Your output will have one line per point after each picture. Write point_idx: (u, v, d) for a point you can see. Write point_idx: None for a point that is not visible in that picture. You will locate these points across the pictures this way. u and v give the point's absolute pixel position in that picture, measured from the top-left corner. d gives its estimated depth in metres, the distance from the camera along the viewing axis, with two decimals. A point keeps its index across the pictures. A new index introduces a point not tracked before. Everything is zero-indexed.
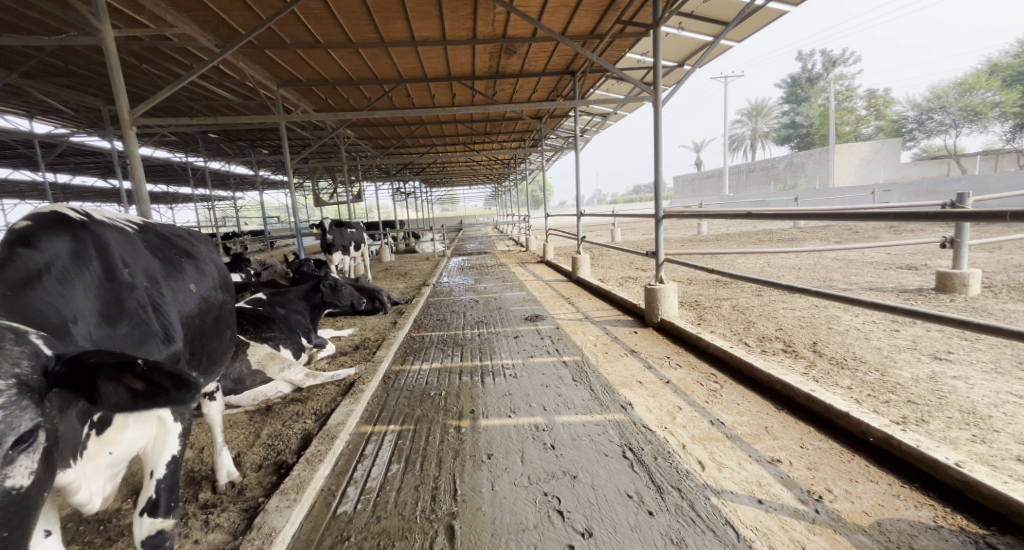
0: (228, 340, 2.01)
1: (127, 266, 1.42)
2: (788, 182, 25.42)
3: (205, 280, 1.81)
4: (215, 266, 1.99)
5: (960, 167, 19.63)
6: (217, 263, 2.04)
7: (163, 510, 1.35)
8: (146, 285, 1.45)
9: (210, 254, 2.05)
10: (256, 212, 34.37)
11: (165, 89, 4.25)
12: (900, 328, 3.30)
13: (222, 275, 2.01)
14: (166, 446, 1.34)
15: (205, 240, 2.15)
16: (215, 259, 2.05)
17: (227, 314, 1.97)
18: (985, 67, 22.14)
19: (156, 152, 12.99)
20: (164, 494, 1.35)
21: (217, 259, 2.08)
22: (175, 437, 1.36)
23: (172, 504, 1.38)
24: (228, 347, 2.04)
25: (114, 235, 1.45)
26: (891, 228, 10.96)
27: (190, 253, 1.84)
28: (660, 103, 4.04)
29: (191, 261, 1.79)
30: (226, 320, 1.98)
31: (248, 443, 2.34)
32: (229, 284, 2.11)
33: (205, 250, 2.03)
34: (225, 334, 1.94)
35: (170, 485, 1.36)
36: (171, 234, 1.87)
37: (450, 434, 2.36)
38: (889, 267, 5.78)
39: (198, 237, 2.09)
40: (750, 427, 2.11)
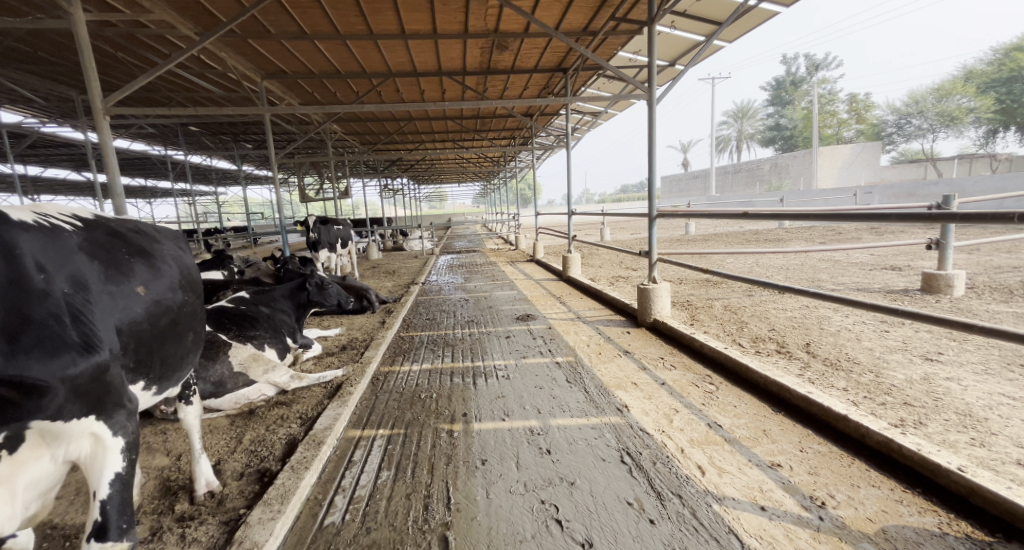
0: (191, 344, 1.72)
1: (41, 270, 1.15)
2: (772, 183, 25.86)
3: (163, 281, 1.52)
4: (181, 265, 1.69)
5: (937, 170, 20.17)
6: (186, 262, 1.74)
7: (114, 535, 1.19)
8: (67, 294, 1.17)
9: (179, 252, 1.75)
10: (238, 207, 33.63)
11: (140, 77, 4.05)
12: (890, 328, 3.33)
13: (188, 275, 1.71)
14: (106, 462, 1.20)
15: (176, 236, 1.84)
16: (185, 258, 1.76)
17: (190, 318, 1.68)
18: (961, 73, 22.77)
19: (134, 144, 12.58)
20: (114, 515, 1.20)
21: (187, 258, 1.79)
22: (118, 452, 1.22)
23: (126, 524, 1.22)
24: (192, 352, 1.75)
25: (28, 233, 1.15)
26: (873, 229, 11.20)
27: (148, 249, 1.55)
28: (654, 101, 4.00)
29: (146, 259, 1.49)
30: (189, 323, 1.68)
31: (229, 450, 2.22)
32: (199, 285, 1.81)
33: (173, 246, 1.73)
34: (187, 339, 1.66)
35: (121, 503, 1.21)
36: (129, 231, 1.57)
37: (442, 439, 2.28)
38: (874, 268, 5.87)
39: (166, 232, 1.79)
40: (748, 430, 2.08)
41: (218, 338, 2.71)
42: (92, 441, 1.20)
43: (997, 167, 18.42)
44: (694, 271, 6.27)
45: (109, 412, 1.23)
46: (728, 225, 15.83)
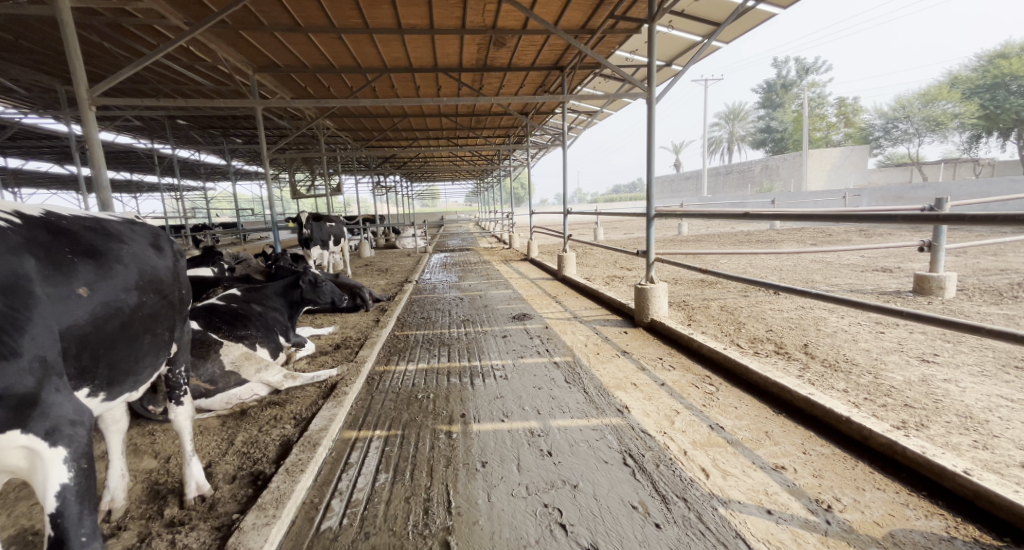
0: (150, 346, 1.59)
1: None
2: (763, 184, 26.15)
3: (115, 283, 1.38)
4: (145, 264, 1.55)
5: (922, 174, 20.55)
6: (153, 261, 1.61)
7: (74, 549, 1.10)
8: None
9: (148, 250, 1.62)
10: (227, 203, 33.11)
11: (128, 67, 3.93)
12: (885, 329, 3.35)
13: (152, 274, 1.58)
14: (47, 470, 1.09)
15: (150, 233, 1.71)
16: (152, 257, 1.62)
17: (149, 319, 1.55)
18: (946, 79, 23.21)
19: (119, 137, 12.30)
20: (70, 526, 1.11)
21: (156, 257, 1.65)
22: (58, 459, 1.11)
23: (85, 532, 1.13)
24: (152, 355, 1.62)
25: None
26: (861, 231, 11.37)
27: (105, 247, 1.41)
28: (654, 101, 3.98)
29: (99, 258, 1.36)
30: (148, 324, 1.55)
31: (220, 452, 2.15)
32: (167, 285, 1.68)
33: (141, 244, 1.60)
34: (142, 342, 1.53)
35: (75, 510, 1.12)
36: (87, 227, 1.43)
37: (440, 441, 2.23)
38: (866, 269, 5.94)
39: (137, 229, 1.65)
40: (750, 432, 2.06)
41: (209, 336, 2.63)
42: (27, 453, 1.09)
43: (980, 172, 18.82)
44: (688, 271, 6.29)
45: (44, 418, 1.11)
46: (719, 226, 15.96)
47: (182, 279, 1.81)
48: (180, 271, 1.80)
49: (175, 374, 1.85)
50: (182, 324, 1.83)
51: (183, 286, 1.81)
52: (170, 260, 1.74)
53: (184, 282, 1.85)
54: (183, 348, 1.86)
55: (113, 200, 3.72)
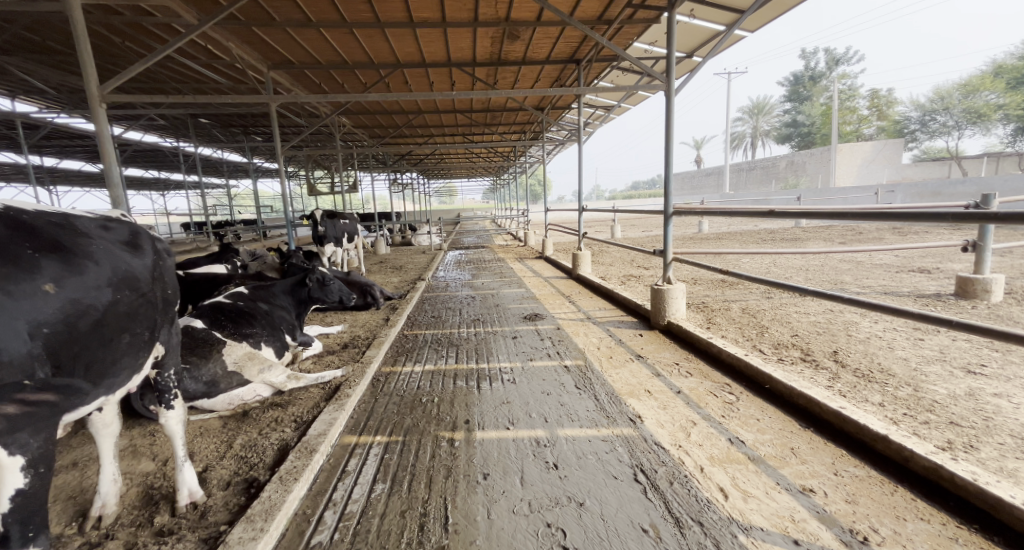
0: (129, 347, 1.54)
1: None
2: (789, 180, 25.22)
3: (80, 282, 1.33)
4: (118, 262, 1.50)
5: (961, 169, 19.49)
6: (128, 259, 1.56)
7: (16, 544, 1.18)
8: None
9: (122, 248, 1.56)
10: (249, 200, 33.85)
11: (141, 63, 3.93)
12: (924, 336, 3.10)
13: (127, 272, 1.53)
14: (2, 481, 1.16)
15: (128, 231, 1.65)
16: (127, 255, 1.57)
17: (126, 318, 1.50)
18: (989, 68, 21.93)
19: (146, 136, 12.62)
20: (17, 525, 1.19)
21: (132, 257, 1.59)
22: (14, 473, 1.18)
23: (31, 535, 1.21)
24: (132, 356, 1.57)
25: None
26: (894, 229, 10.83)
27: (72, 244, 1.37)
28: (672, 92, 3.79)
29: (62, 256, 1.31)
30: (125, 324, 1.51)
31: (218, 455, 2.11)
32: (146, 284, 1.63)
33: (114, 242, 1.55)
34: (120, 342, 1.49)
35: (24, 518, 1.20)
36: (50, 222, 1.37)
37: (441, 449, 2.14)
38: (900, 270, 5.60)
39: (112, 227, 1.59)
40: (775, 449, 1.90)
41: (212, 335, 2.60)
42: None
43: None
44: (709, 271, 6.05)
45: (9, 432, 1.17)
46: (742, 223, 15.47)
47: (164, 279, 1.77)
48: (162, 271, 1.76)
49: (163, 378, 1.85)
50: (165, 324, 1.79)
51: (165, 285, 1.77)
52: (149, 258, 1.69)
53: (167, 281, 1.80)
54: (171, 351, 1.86)
55: (125, 196, 3.74)
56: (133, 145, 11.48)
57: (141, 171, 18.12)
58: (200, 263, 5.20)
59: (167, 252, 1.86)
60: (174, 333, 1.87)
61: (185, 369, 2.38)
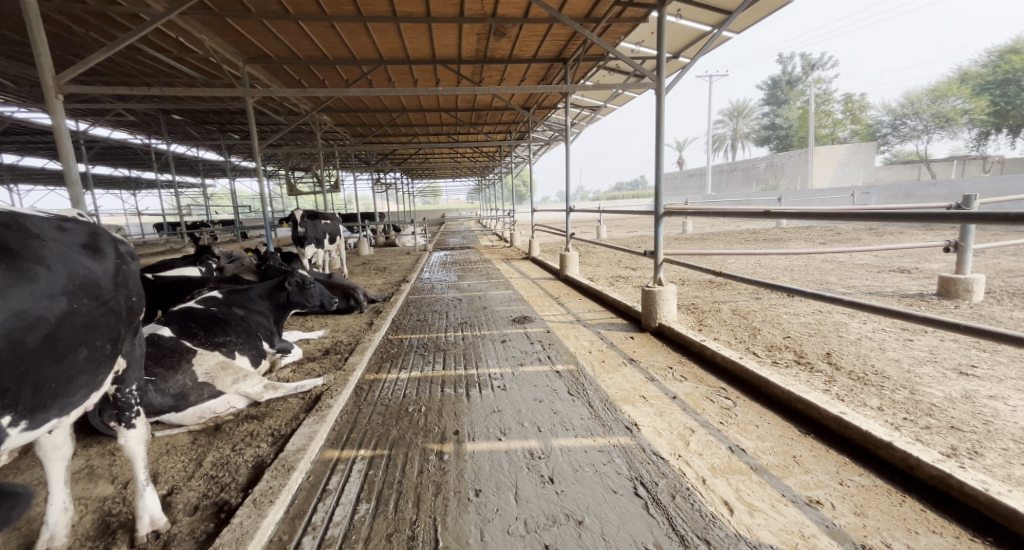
0: (87, 363, 1.39)
1: None
2: (768, 182, 25.73)
3: (28, 291, 1.18)
4: (74, 268, 1.34)
5: (930, 171, 20.18)
6: (85, 264, 1.40)
7: None
8: None
9: (79, 251, 1.40)
10: (227, 199, 32.93)
11: (101, 52, 3.68)
12: (913, 337, 3.11)
13: (85, 278, 1.37)
14: None
15: (88, 232, 1.49)
16: (85, 259, 1.41)
17: (84, 330, 1.35)
18: (956, 75, 22.77)
19: (115, 133, 12.10)
20: None
21: (91, 261, 1.43)
22: None
23: None
24: (91, 372, 1.42)
25: None
26: (871, 230, 11.11)
27: (21, 247, 1.21)
28: (663, 91, 3.75)
29: (11, 262, 1.16)
30: (83, 337, 1.35)
31: (185, 475, 1.94)
32: (108, 292, 1.48)
33: (70, 244, 1.39)
34: (75, 357, 1.33)
35: None
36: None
37: (430, 463, 2.02)
38: (882, 270, 5.68)
39: (68, 227, 1.43)
40: (777, 457, 1.84)
41: (181, 345, 2.43)
42: None
43: (989, 169, 18.47)
44: (696, 272, 6.06)
45: None
46: (724, 224, 15.67)
47: (128, 285, 1.61)
48: (126, 276, 1.60)
49: (124, 394, 1.68)
50: (129, 336, 1.63)
51: (129, 292, 1.61)
52: (111, 263, 1.53)
53: (132, 287, 1.64)
54: (133, 364, 1.70)
55: (85, 194, 3.50)
56: (100, 142, 10.98)
57: (111, 170, 17.40)
58: (172, 265, 4.94)
59: (131, 255, 1.71)
60: (138, 344, 1.71)
61: (150, 382, 2.21)
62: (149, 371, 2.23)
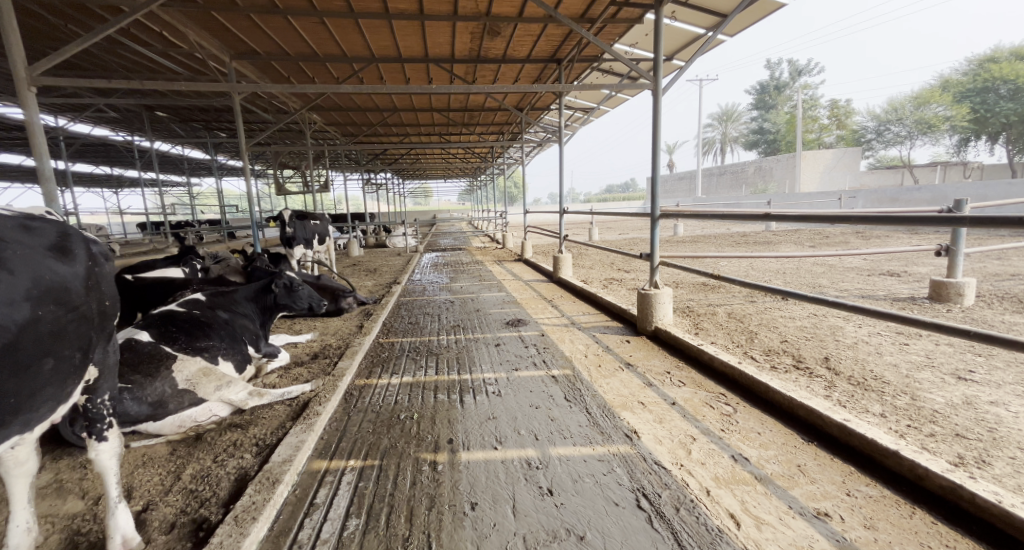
0: (54, 374, 1.29)
1: None
2: (757, 185, 26.06)
3: None
4: (37, 272, 1.23)
5: (913, 176, 20.63)
6: (52, 268, 1.29)
7: None
8: None
9: (44, 253, 1.29)
10: (212, 199, 32.33)
11: (76, 43, 3.52)
12: (909, 341, 3.10)
13: (50, 284, 1.26)
14: None
15: (57, 232, 1.38)
16: (51, 263, 1.30)
17: (49, 340, 1.25)
18: (937, 82, 23.31)
19: (97, 130, 11.78)
20: None
21: (59, 264, 1.32)
22: None
23: None
24: (59, 384, 1.32)
25: None
26: (858, 233, 11.25)
27: None
28: (659, 92, 3.71)
29: None
30: (48, 347, 1.25)
31: (162, 489, 1.83)
32: (78, 297, 1.37)
33: (35, 246, 1.27)
34: (38, 368, 1.23)
35: None
36: None
37: (423, 474, 1.93)
38: (872, 274, 5.72)
39: (35, 227, 1.32)
40: (782, 467, 1.79)
41: (160, 351, 2.31)
42: None
43: (970, 174, 18.94)
44: (689, 275, 6.05)
45: None
46: (715, 227, 15.78)
47: (101, 288, 1.50)
48: (98, 279, 1.49)
49: (94, 404, 1.56)
50: (101, 343, 1.52)
51: (102, 296, 1.50)
52: (83, 266, 1.42)
53: (105, 290, 1.54)
54: (106, 373, 1.59)
55: (59, 192, 3.35)
56: (80, 138, 10.68)
57: (92, 167, 16.96)
58: (153, 266, 4.76)
59: (105, 257, 1.60)
60: (111, 351, 1.60)
61: (126, 390, 2.10)
62: (125, 378, 2.12)
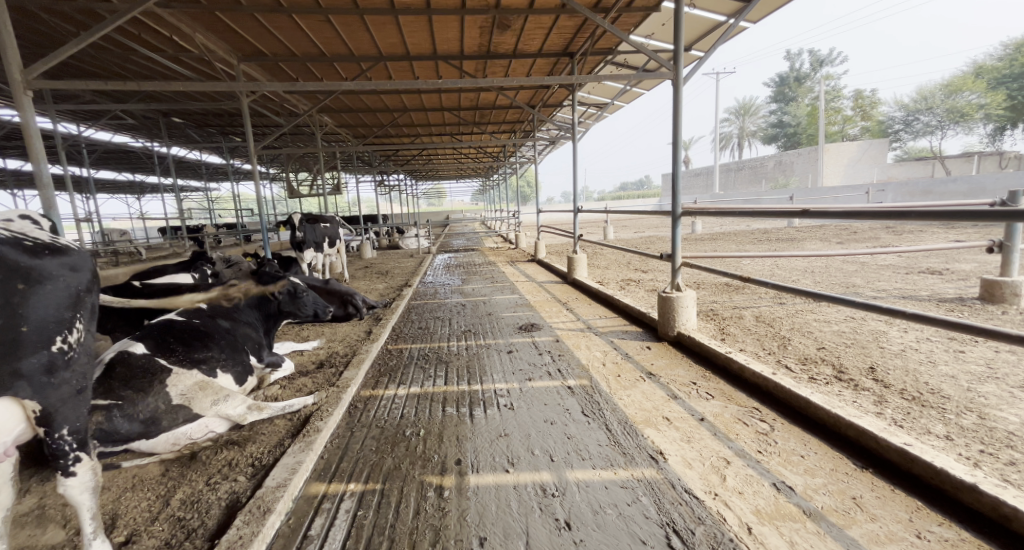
0: None
1: None
2: (778, 180, 25.33)
3: None
4: None
5: (945, 168, 19.71)
6: None
7: None
8: None
9: None
10: (231, 203, 33.02)
11: (72, 44, 3.46)
12: (964, 348, 2.80)
13: None
14: None
15: None
16: None
17: None
18: (970, 69, 22.22)
19: (117, 137, 12.02)
20: None
21: None
22: None
23: None
24: None
25: None
26: (888, 229, 10.73)
27: None
28: (679, 83, 3.47)
29: None
30: None
31: (147, 517, 1.70)
32: None
33: None
34: None
35: None
36: None
37: (427, 502, 1.76)
38: (910, 272, 5.35)
39: None
40: (834, 500, 1.56)
41: (155, 363, 2.19)
42: None
43: (1006, 165, 18.00)
44: (712, 275, 5.78)
45: None
46: (734, 223, 15.32)
47: (23, 310, 1.34)
48: (18, 299, 1.33)
49: (57, 439, 1.46)
50: (33, 375, 1.36)
51: (23, 320, 1.34)
52: None
53: (35, 313, 1.37)
54: (66, 405, 1.47)
55: (57, 197, 3.30)
56: (101, 145, 10.89)
57: (114, 174, 17.37)
58: (162, 271, 4.72)
59: (60, 270, 1.49)
60: (61, 383, 1.44)
61: (116, 407, 1.98)
62: (116, 393, 2.00)
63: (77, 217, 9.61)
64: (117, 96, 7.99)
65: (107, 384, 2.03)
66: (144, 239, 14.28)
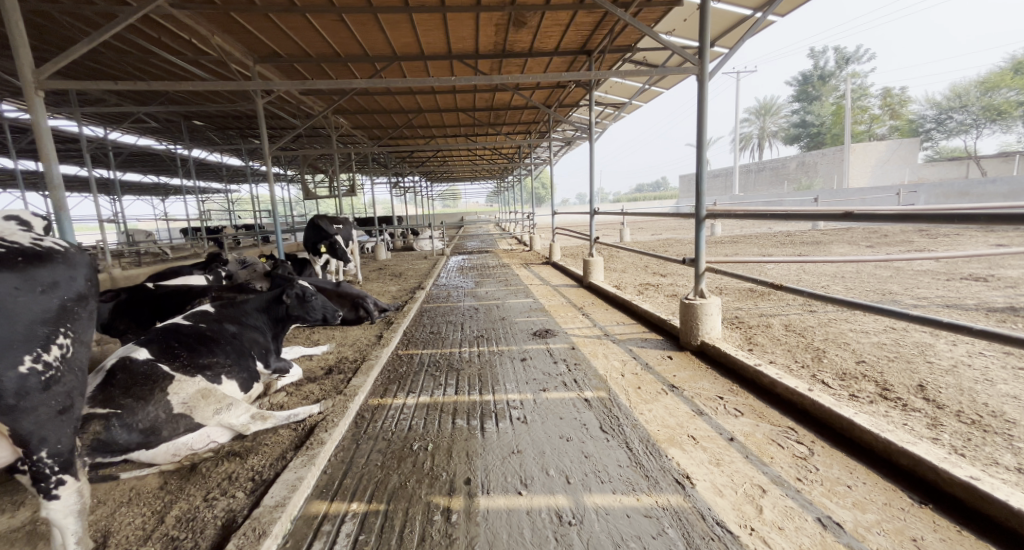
0: None
1: None
2: (801, 181, 24.63)
3: None
4: None
5: (980, 168, 18.85)
6: None
7: None
8: None
9: None
10: (251, 206, 33.73)
11: (82, 43, 3.46)
12: (1022, 364, 2.56)
13: None
14: None
15: None
16: None
17: None
18: (1007, 66, 21.22)
19: (141, 140, 12.31)
20: None
21: None
22: None
23: None
24: None
25: None
26: (922, 232, 10.24)
27: None
28: (706, 78, 3.29)
29: None
30: None
31: (139, 536, 1.61)
32: None
33: None
34: None
35: None
36: None
37: (433, 527, 1.63)
38: (952, 279, 5.02)
39: None
40: (891, 541, 1.37)
41: (157, 370, 2.11)
42: None
43: None
44: (735, 280, 5.54)
45: None
46: (756, 226, 14.89)
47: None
48: None
49: (40, 464, 1.42)
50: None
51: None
52: None
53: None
54: (43, 429, 1.42)
55: (67, 197, 3.29)
56: (125, 148, 11.16)
57: (140, 177, 17.86)
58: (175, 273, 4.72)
59: (30, 289, 1.41)
60: (36, 407, 1.39)
61: (115, 415, 1.91)
62: (115, 402, 1.94)
63: (101, 218, 9.85)
64: (139, 99, 8.12)
65: (106, 392, 1.95)
66: (167, 240, 14.58)
